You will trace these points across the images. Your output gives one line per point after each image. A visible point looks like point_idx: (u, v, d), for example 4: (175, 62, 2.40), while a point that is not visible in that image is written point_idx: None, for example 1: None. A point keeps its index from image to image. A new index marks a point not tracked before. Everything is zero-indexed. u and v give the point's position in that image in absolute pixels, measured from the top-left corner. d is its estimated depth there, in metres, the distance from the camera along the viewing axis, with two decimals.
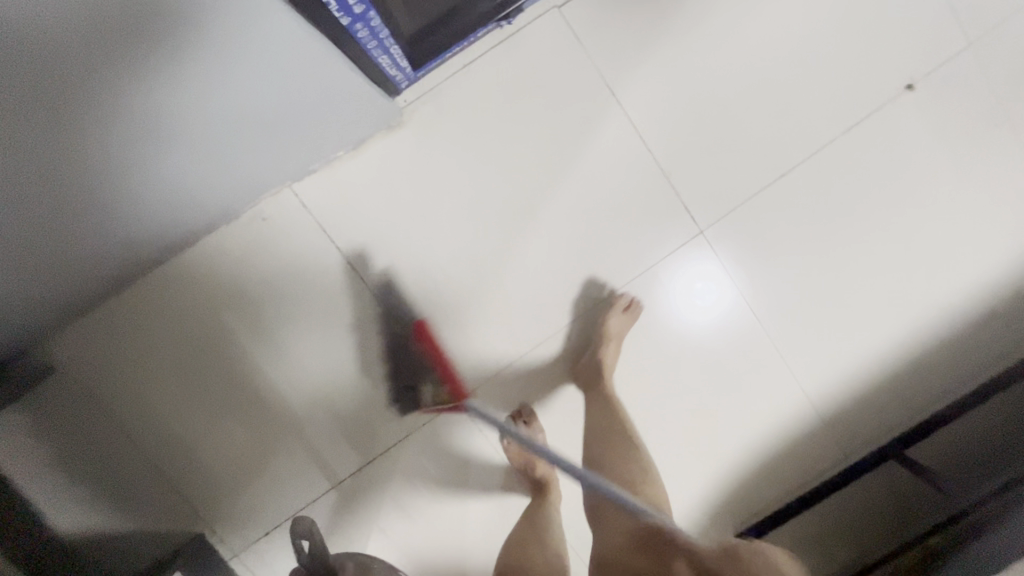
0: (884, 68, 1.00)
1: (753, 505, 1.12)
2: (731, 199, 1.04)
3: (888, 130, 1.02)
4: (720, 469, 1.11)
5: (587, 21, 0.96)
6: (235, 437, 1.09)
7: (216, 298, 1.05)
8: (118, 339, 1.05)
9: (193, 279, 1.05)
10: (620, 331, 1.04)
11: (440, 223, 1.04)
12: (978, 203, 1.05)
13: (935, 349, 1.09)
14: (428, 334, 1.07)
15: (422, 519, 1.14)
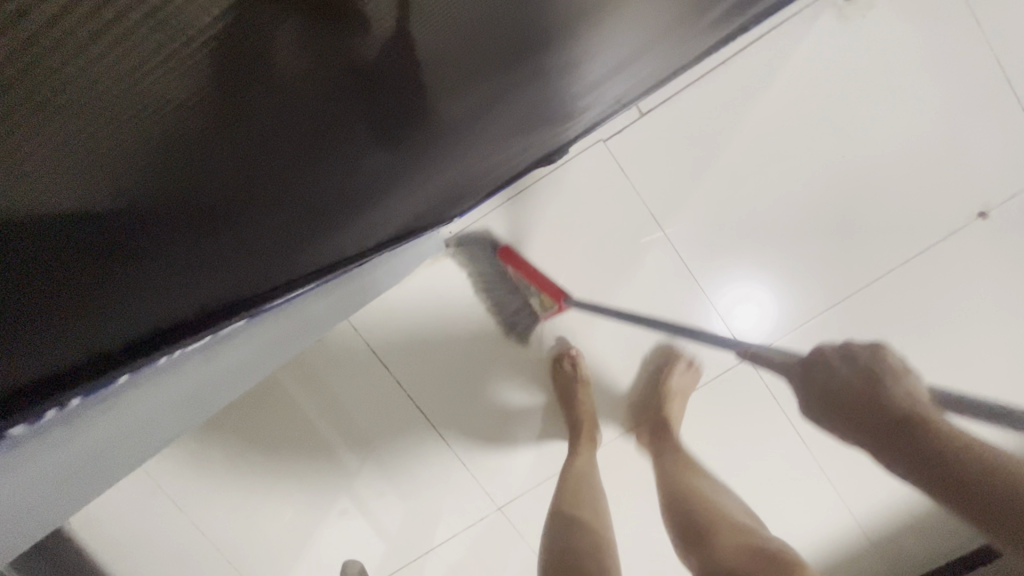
0: (953, 197, 0.94)
1: None
2: (780, 328, 1.00)
3: (958, 259, 0.96)
4: None
5: (631, 156, 0.95)
6: (295, 536, 1.18)
7: (276, 409, 1.12)
8: (187, 446, 1.14)
9: (254, 394, 1.11)
10: (684, 389, 1.02)
11: (485, 345, 1.06)
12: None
13: None
14: (473, 443, 1.11)
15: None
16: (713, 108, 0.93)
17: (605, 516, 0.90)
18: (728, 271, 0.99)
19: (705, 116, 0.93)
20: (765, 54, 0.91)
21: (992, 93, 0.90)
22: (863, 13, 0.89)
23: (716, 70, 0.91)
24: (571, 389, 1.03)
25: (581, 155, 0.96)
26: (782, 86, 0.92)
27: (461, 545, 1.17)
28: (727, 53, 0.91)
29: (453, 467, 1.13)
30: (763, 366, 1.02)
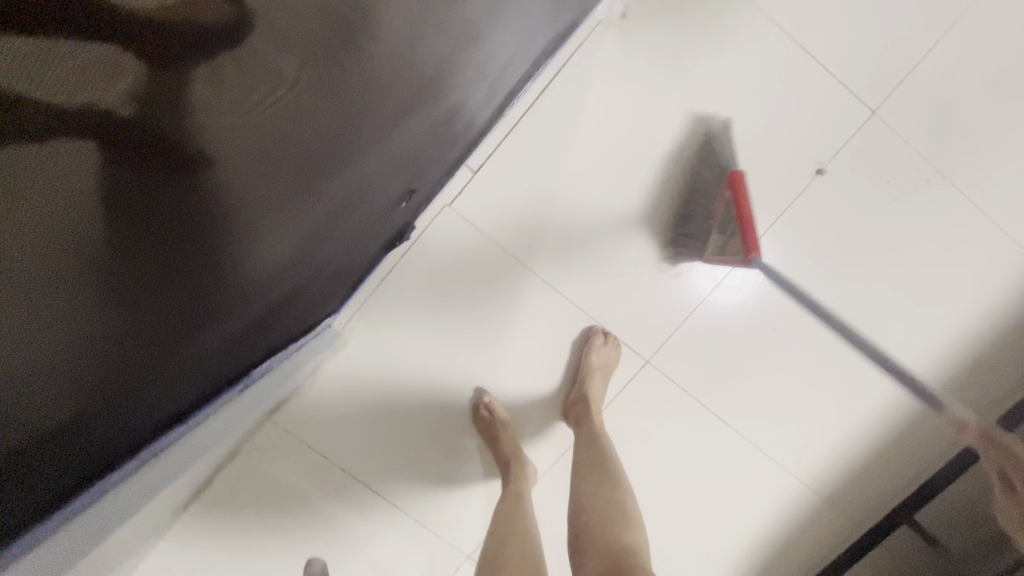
0: (788, 160, 0.97)
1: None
2: (669, 325, 1.05)
3: (813, 216, 0.98)
4: (735, 563, 1.15)
5: (478, 210, 1.01)
6: None
7: (231, 534, 1.12)
8: None
9: (203, 527, 1.11)
10: (605, 363, 1.02)
11: (412, 413, 1.11)
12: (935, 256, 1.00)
13: (917, 405, 1.08)
14: (429, 503, 1.16)
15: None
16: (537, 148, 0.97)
17: (535, 542, 0.96)
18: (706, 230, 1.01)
19: (532, 157, 0.98)
20: (566, 85, 0.95)
21: (786, 60, 0.93)
22: (642, 22, 0.92)
23: (527, 112, 0.96)
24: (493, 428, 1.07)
25: (433, 223, 1.01)
26: (594, 108, 0.96)
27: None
28: (529, 95, 0.95)
29: (418, 535, 1.17)
30: (664, 365, 1.06)
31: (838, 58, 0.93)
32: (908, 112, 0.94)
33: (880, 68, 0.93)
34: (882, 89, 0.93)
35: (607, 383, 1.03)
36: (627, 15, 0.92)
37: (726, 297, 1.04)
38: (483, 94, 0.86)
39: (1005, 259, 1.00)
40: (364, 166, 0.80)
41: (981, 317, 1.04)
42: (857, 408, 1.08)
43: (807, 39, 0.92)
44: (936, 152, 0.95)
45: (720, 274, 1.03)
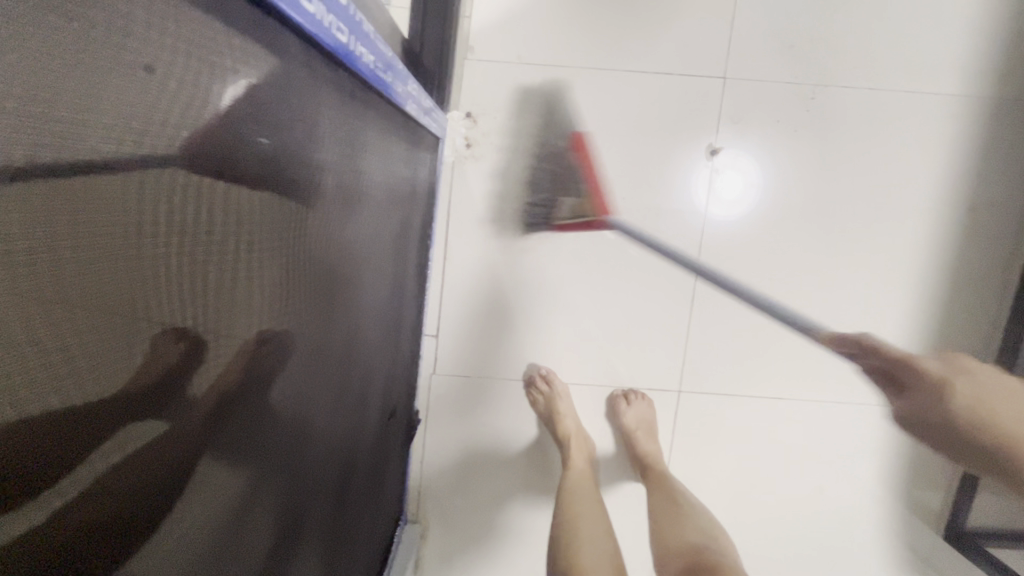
0: (682, 158, 0.98)
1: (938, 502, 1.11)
2: (676, 350, 1.06)
3: (731, 188, 0.99)
4: (881, 507, 1.11)
5: (459, 360, 1.07)
6: None
7: None
8: None
9: None
10: (639, 416, 1.03)
11: (516, 562, 1.10)
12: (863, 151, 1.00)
13: (949, 277, 1.04)
14: None
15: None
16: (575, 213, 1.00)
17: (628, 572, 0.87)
18: (667, 192, 0.99)
19: (489, 309, 1.05)
20: (463, 226, 1.01)
21: (626, 88, 0.96)
22: (485, 140, 0.98)
23: (446, 264, 1.02)
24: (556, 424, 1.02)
25: (431, 393, 1.08)
26: (496, 226, 1.01)
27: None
28: (438, 250, 1.02)
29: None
30: (695, 384, 1.07)
31: (662, 56, 0.96)
32: (751, 59, 0.96)
33: (706, 42, 0.95)
34: (718, 58, 0.96)
35: (651, 437, 1.03)
36: (472, 141, 0.98)
37: (710, 239, 1.01)
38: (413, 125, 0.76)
39: (925, 113, 0.99)
40: (360, 247, 0.63)
41: (945, 171, 1.01)
42: (895, 312, 1.05)
43: (627, 59, 0.96)
44: (796, 73, 0.97)
45: (721, 189, 0.99)
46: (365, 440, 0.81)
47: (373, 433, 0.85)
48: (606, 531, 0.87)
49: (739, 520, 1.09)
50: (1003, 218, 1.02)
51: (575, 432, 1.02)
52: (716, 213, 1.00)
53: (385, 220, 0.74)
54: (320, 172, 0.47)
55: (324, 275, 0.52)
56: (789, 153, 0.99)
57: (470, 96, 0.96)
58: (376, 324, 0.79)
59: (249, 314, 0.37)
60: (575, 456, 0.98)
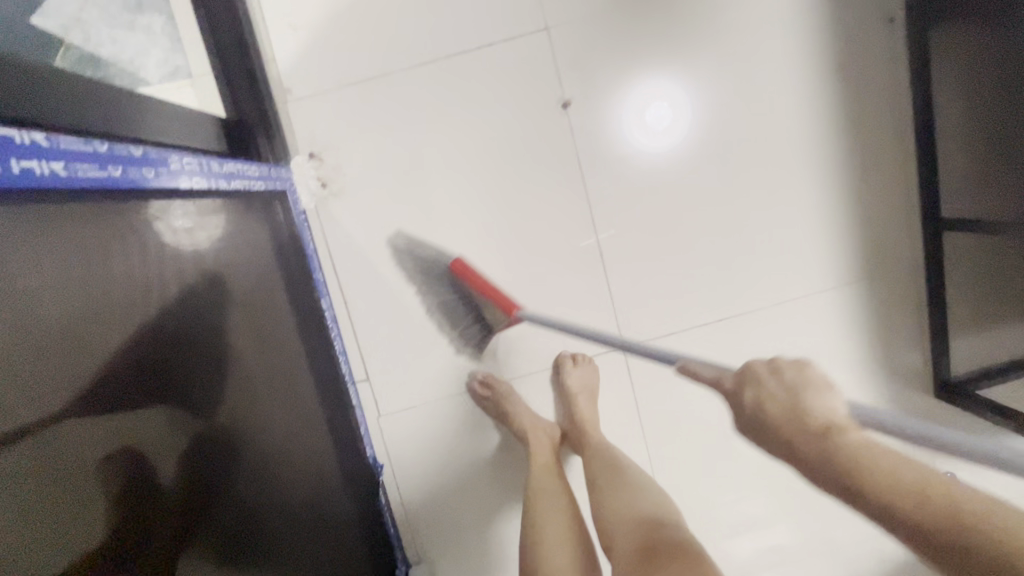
0: (538, 120, 0.95)
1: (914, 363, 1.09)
2: (606, 308, 1.03)
3: (595, 133, 0.96)
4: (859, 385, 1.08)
5: (399, 393, 1.04)
6: None
7: None
8: None
9: None
10: (581, 383, 1.00)
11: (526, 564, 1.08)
12: (711, 51, 0.96)
13: (845, 142, 1.00)
14: None
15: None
16: (452, 215, 0.98)
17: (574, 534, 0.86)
18: (535, 159, 0.96)
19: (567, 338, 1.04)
20: (351, 264, 0.98)
21: (455, 74, 0.93)
22: (338, 173, 0.95)
23: (349, 305, 1.00)
24: (506, 411, 1.00)
25: (384, 433, 1.05)
26: (384, 252, 0.98)
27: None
28: (336, 295, 0.99)
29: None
30: (637, 333, 1.04)
31: (481, 29, 0.92)
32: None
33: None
34: (533, 11, 0.92)
35: (595, 402, 1.01)
36: (326, 179, 0.95)
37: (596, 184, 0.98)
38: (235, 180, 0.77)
39: None
40: (197, 306, 0.66)
41: (802, 41, 0.97)
42: (804, 195, 1.01)
43: (445, 42, 0.92)
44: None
45: (660, 123, 0.97)
46: (297, 487, 0.80)
47: (314, 479, 0.85)
48: (566, 518, 0.86)
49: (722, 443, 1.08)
50: (877, 66, 0.98)
51: (533, 422, 0.99)
52: (590, 161, 0.97)
53: (238, 274, 0.76)
54: (88, 241, 0.50)
55: (195, 338, 0.64)
56: (640, 78, 0.95)
57: (306, 137, 0.93)
58: (264, 377, 0.78)
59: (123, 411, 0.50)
60: (539, 449, 0.96)
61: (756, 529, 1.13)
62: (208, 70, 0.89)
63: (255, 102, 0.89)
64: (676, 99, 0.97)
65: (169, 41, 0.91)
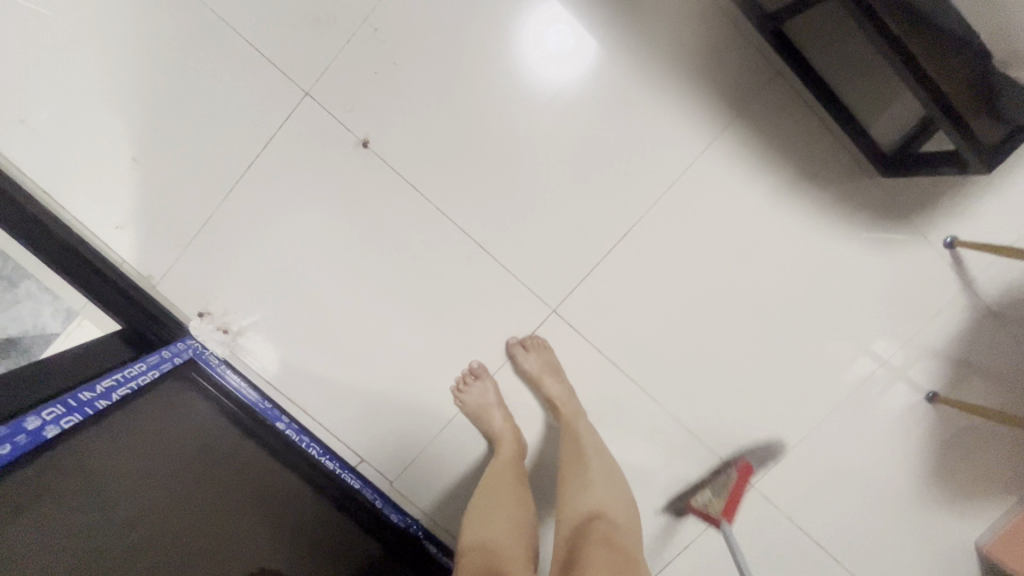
0: (354, 171, 0.98)
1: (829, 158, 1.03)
2: (517, 286, 1.04)
3: (407, 150, 0.98)
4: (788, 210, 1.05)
5: (396, 457, 1.09)
6: None
7: None
8: None
9: None
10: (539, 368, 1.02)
11: None
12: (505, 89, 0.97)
13: (631, 9, 0.96)
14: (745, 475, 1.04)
15: (908, 461, 1.17)
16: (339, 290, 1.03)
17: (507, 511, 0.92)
18: (372, 203, 0.99)
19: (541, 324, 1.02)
20: (289, 378, 1.05)
21: (262, 178, 0.97)
22: (231, 313, 1.02)
23: (310, 410, 1.06)
24: (482, 414, 1.02)
25: (408, 495, 1.10)
26: (308, 351, 1.05)
27: (832, 490, 1.18)
28: (294, 408, 1.06)
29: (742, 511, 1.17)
30: (558, 290, 1.05)
31: (256, 130, 0.95)
32: (306, 56, 0.93)
33: (265, 87, 0.94)
34: (286, 88, 0.94)
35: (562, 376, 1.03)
36: (226, 324, 1.03)
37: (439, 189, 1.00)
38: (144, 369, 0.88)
39: None
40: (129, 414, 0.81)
41: None
42: (625, 79, 0.98)
43: (237, 159, 0.96)
44: (344, 26, 0.93)
45: (554, 43, 0.96)
46: (289, 502, 0.95)
47: (313, 497, 0.99)
48: (511, 513, 0.91)
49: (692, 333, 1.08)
50: None
51: (505, 424, 1.02)
52: (419, 175, 0.99)
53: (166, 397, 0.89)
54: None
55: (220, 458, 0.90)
56: (413, 79, 0.95)
57: (190, 303, 1.02)
58: (237, 488, 0.89)
59: (176, 509, 0.79)
60: (506, 455, 1.00)
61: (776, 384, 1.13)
62: (85, 301, 1.00)
63: (130, 303, 0.98)
64: (546, 71, 0.97)
65: (49, 296, 1.04)
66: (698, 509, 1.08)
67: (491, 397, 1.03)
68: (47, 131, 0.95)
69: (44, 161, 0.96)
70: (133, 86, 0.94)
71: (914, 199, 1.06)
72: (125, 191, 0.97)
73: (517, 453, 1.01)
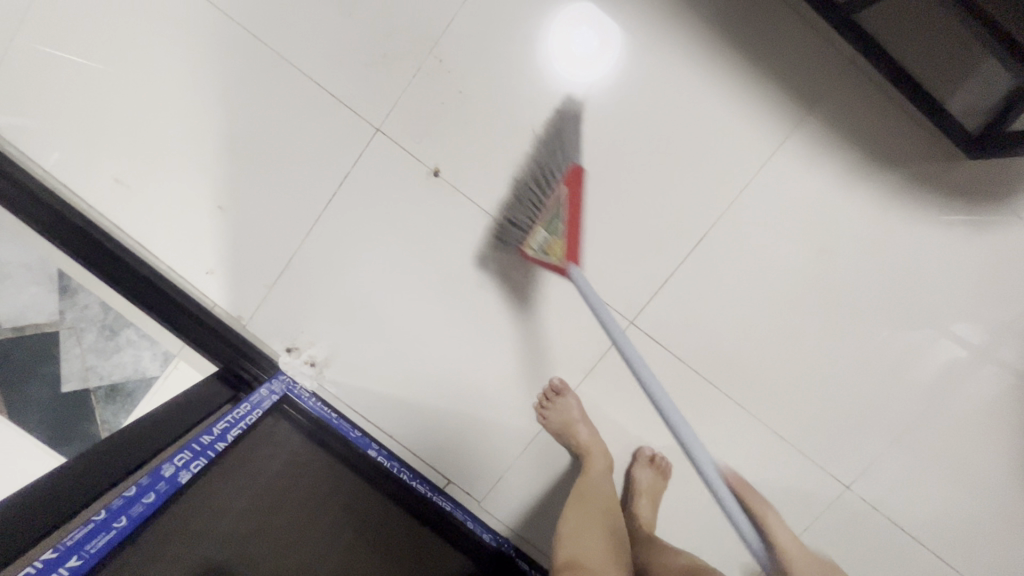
0: (426, 199, 1.00)
1: (906, 145, 1.00)
2: (592, 299, 1.04)
3: (475, 175, 0.99)
4: (866, 201, 1.02)
5: (483, 478, 1.09)
6: None
7: None
8: None
9: None
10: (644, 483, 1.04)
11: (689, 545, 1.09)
12: (587, 111, 0.98)
13: (690, 15, 0.95)
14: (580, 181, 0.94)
15: (1014, 453, 1.11)
16: (418, 316, 1.04)
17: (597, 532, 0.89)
18: (446, 227, 1.01)
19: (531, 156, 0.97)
20: (376, 406, 1.07)
21: (339, 214, 1.00)
22: (316, 346, 1.06)
23: (396, 435, 1.08)
24: (569, 430, 1.02)
25: (495, 514, 1.11)
26: (390, 378, 1.07)
27: (932, 488, 1.13)
28: (381, 433, 1.08)
29: (838, 513, 1.13)
30: (634, 300, 1.04)
31: (330, 169, 0.98)
32: (374, 93, 0.96)
33: (339, 127, 0.97)
34: (357, 126, 0.97)
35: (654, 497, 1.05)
36: (313, 358, 1.06)
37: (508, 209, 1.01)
38: (254, 408, 0.93)
39: None
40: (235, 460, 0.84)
41: None
42: (687, 85, 0.97)
43: (315, 199, 1.00)
44: (408, 62, 0.95)
45: (580, 49, 0.96)
46: (385, 532, 0.94)
47: (410, 526, 0.98)
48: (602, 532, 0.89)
49: (771, 334, 1.06)
50: None
51: (593, 438, 1.02)
52: (489, 198, 1.00)
53: (268, 439, 0.92)
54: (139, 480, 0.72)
55: (308, 479, 0.92)
56: (480, 105, 0.97)
57: (278, 340, 1.06)
58: (338, 513, 0.91)
59: (264, 533, 0.81)
60: (596, 469, 0.99)
61: (862, 379, 1.10)
62: (182, 345, 1.05)
63: (223, 344, 1.03)
64: (592, 73, 0.97)
65: (147, 341, 1.09)
66: (535, 257, 0.98)
67: (576, 411, 1.03)
68: (140, 189, 1.00)
69: (136, 216, 1.01)
70: (216, 138, 0.98)
71: (1001, 178, 1.02)
72: (212, 238, 1.02)
73: (606, 468, 1.00)
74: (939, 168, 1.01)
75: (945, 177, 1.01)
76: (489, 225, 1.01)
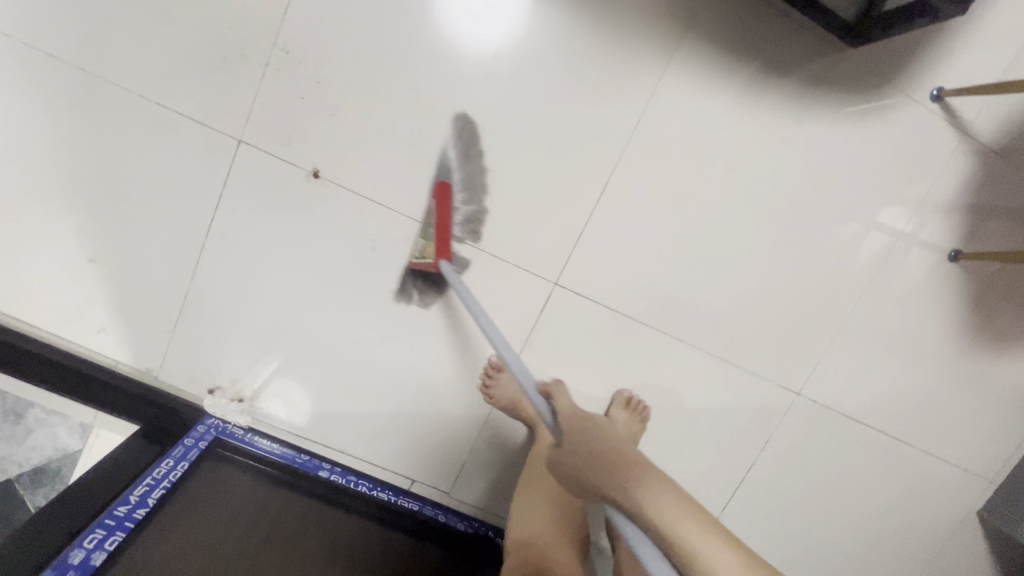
0: (314, 205, 0.93)
1: (788, 48, 0.98)
2: (511, 270, 1.01)
3: (359, 169, 0.93)
4: (761, 114, 1.00)
5: (445, 469, 1.08)
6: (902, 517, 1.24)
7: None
8: None
9: None
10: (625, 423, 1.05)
11: None
12: (470, 77, 0.92)
13: None
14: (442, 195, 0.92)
15: (944, 325, 1.15)
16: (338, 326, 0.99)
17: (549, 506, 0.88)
18: (342, 230, 0.95)
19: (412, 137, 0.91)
20: (318, 426, 1.03)
21: (224, 240, 0.93)
22: (239, 380, 1.00)
23: (347, 449, 1.05)
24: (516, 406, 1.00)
25: (466, 500, 1.10)
26: (326, 395, 1.03)
27: (877, 375, 1.16)
28: (331, 451, 1.05)
29: (793, 419, 1.17)
30: (553, 261, 1.01)
31: (201, 195, 0.91)
32: (226, 105, 0.88)
33: (198, 148, 0.89)
34: (218, 144, 0.89)
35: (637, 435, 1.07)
36: (240, 394, 1.01)
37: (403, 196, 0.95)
38: (175, 462, 0.87)
39: None
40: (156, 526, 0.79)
41: None
42: (557, 29, 0.92)
43: (193, 230, 0.92)
44: (254, 63, 0.87)
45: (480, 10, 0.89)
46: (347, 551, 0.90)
47: (373, 538, 0.94)
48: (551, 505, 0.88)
49: (696, 264, 1.06)
50: None
51: None
52: (380, 190, 0.94)
53: (197, 491, 0.87)
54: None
55: (251, 520, 0.87)
56: (344, 94, 0.90)
57: (197, 384, 1.00)
58: (291, 546, 0.86)
59: None
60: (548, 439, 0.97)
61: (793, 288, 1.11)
62: (95, 413, 0.98)
63: (138, 402, 0.96)
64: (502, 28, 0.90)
65: (58, 418, 1.02)
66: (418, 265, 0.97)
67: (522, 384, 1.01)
68: None
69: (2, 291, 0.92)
70: (65, 186, 0.89)
71: (887, 62, 1.01)
72: (94, 296, 0.94)
73: None
74: (825, 65, 0.99)
75: (833, 72, 1.00)
76: (387, 217, 0.96)
